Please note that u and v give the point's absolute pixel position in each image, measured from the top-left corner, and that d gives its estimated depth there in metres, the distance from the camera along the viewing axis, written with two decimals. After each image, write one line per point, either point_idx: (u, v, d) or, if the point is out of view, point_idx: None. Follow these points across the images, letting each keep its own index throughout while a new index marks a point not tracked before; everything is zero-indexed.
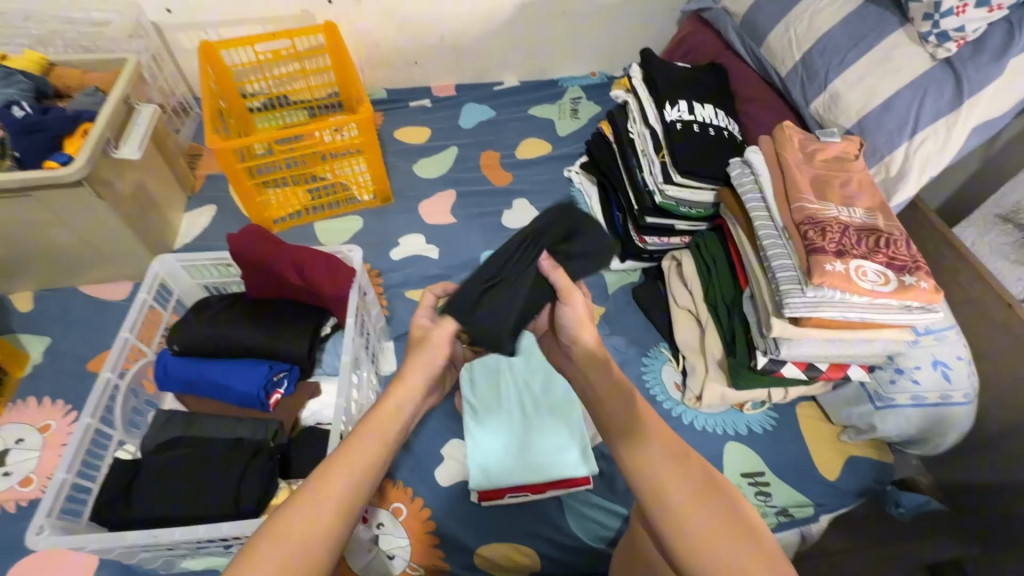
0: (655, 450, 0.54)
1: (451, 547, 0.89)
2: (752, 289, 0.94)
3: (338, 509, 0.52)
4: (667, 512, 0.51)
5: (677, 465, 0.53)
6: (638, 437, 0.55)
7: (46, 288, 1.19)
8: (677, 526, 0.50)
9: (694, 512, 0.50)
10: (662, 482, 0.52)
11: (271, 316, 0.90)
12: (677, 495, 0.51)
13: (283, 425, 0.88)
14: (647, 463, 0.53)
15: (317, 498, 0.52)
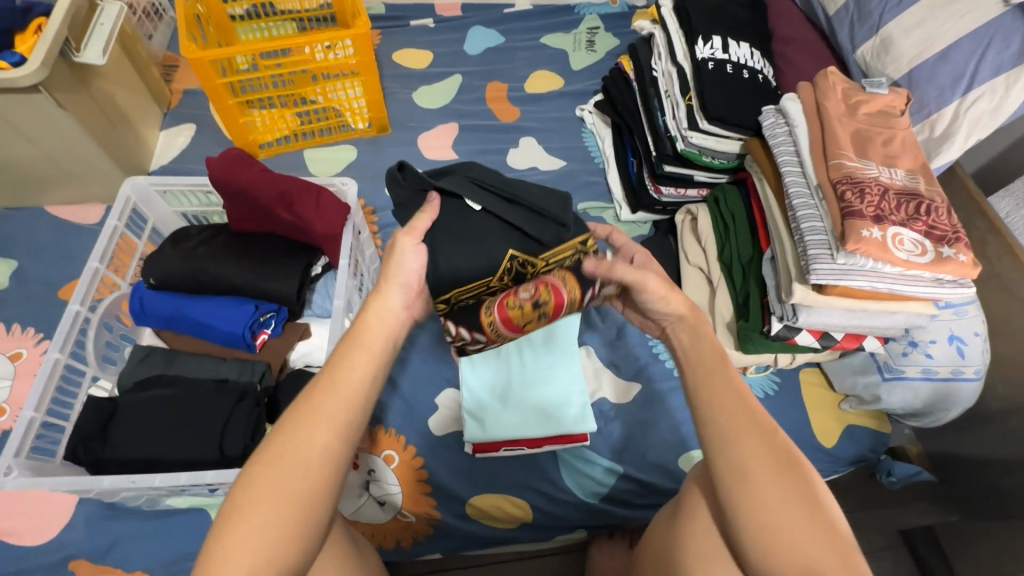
0: (739, 421, 0.53)
1: (444, 497, 0.88)
2: (774, 251, 0.88)
3: (306, 473, 0.48)
4: (742, 485, 0.50)
5: (758, 436, 0.52)
6: (722, 406, 0.54)
7: (9, 206, 1.10)
8: (747, 498, 0.50)
9: (769, 488, 0.50)
10: (740, 454, 0.51)
11: (255, 252, 0.82)
12: (756, 469, 0.51)
13: (271, 368, 0.83)
14: (727, 431, 0.53)
15: (300, 430, 0.50)
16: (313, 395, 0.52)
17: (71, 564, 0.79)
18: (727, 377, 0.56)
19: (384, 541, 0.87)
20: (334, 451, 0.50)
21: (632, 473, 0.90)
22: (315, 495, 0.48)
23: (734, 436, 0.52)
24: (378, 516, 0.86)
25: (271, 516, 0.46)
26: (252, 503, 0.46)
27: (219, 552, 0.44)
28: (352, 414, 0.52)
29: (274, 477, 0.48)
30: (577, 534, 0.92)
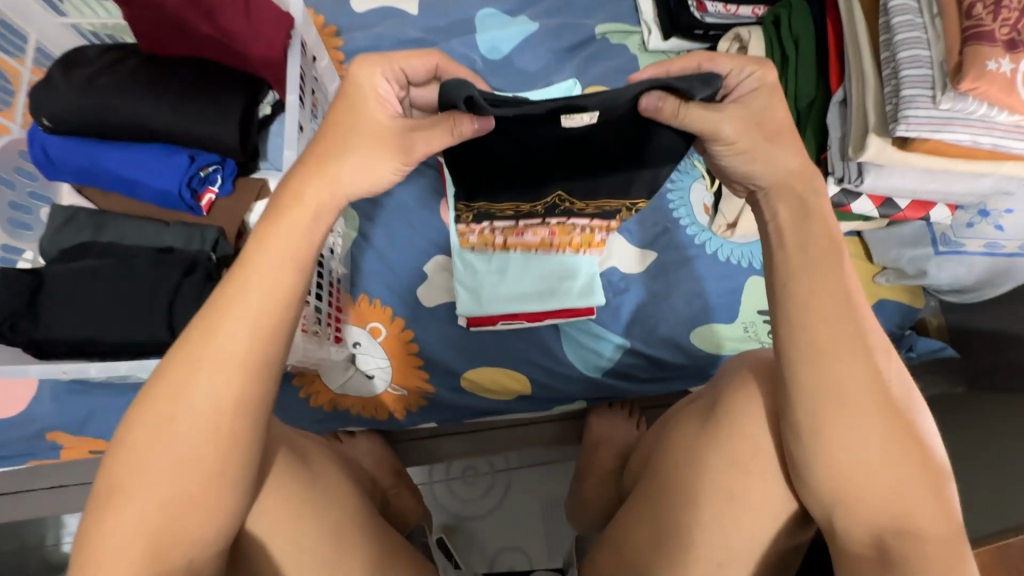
0: (841, 342, 0.43)
1: (437, 370, 0.82)
2: (845, 92, 0.69)
3: (205, 440, 0.40)
4: (837, 413, 0.42)
5: (864, 356, 0.42)
6: (822, 323, 0.43)
7: None
8: (835, 434, 0.42)
9: (866, 424, 0.42)
10: (835, 380, 0.42)
11: (176, 82, 0.63)
12: (857, 394, 0.42)
13: (225, 233, 0.70)
14: (822, 357, 0.43)
15: (186, 386, 0.41)
16: (209, 332, 0.42)
17: (49, 435, 0.77)
18: (830, 282, 0.44)
19: (375, 414, 0.83)
20: (226, 408, 0.41)
21: (638, 347, 0.84)
22: (222, 456, 0.41)
23: (833, 353, 0.42)
24: (367, 390, 0.81)
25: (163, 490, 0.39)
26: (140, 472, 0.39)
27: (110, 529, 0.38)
28: (257, 360, 0.42)
29: (162, 449, 0.40)
30: (576, 405, 0.88)
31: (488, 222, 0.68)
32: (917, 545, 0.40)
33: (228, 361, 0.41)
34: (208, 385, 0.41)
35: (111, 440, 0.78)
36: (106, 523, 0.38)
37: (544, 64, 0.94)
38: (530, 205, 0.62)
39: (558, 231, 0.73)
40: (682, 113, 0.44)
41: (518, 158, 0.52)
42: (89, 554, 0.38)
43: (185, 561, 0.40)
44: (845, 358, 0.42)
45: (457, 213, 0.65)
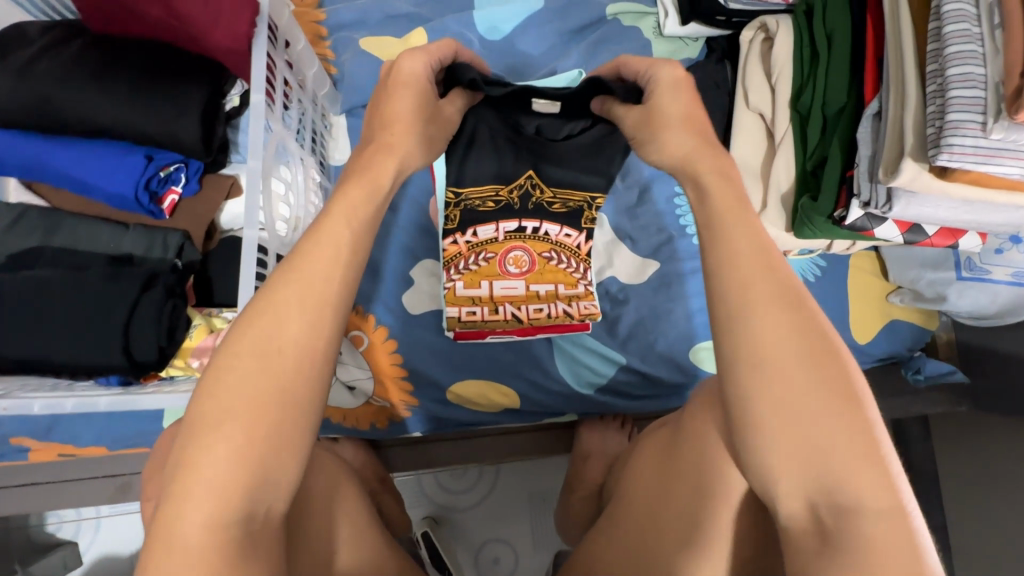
0: (759, 295, 0.35)
1: (422, 382, 0.78)
2: (880, 105, 0.62)
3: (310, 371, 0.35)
4: (753, 374, 0.34)
5: (782, 306, 0.35)
6: (747, 270, 0.36)
7: None
8: (764, 390, 0.33)
9: (797, 374, 0.33)
10: (759, 331, 0.34)
11: (126, 70, 0.55)
12: (774, 351, 0.34)
13: (192, 237, 0.64)
14: (749, 307, 0.35)
15: (288, 305, 0.35)
16: (301, 255, 0.37)
17: (14, 440, 0.74)
18: (755, 231, 0.38)
19: (358, 423, 0.80)
20: (318, 341, 0.36)
21: (633, 364, 0.80)
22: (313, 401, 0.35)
23: (746, 307, 0.35)
24: (347, 401, 0.78)
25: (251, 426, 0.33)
26: (221, 403, 0.33)
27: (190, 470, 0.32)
28: (337, 295, 0.37)
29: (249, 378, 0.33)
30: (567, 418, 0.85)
31: (471, 229, 0.72)
32: (859, 522, 0.31)
33: (326, 288, 0.36)
34: (303, 315, 0.35)
35: (80, 445, 0.76)
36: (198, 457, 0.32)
37: (547, 47, 0.85)
38: (505, 192, 0.69)
39: (538, 263, 0.76)
40: (625, 117, 0.48)
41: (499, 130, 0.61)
42: (173, 490, 0.31)
43: (265, 511, 0.33)
44: (758, 309, 0.35)
45: (445, 209, 0.71)
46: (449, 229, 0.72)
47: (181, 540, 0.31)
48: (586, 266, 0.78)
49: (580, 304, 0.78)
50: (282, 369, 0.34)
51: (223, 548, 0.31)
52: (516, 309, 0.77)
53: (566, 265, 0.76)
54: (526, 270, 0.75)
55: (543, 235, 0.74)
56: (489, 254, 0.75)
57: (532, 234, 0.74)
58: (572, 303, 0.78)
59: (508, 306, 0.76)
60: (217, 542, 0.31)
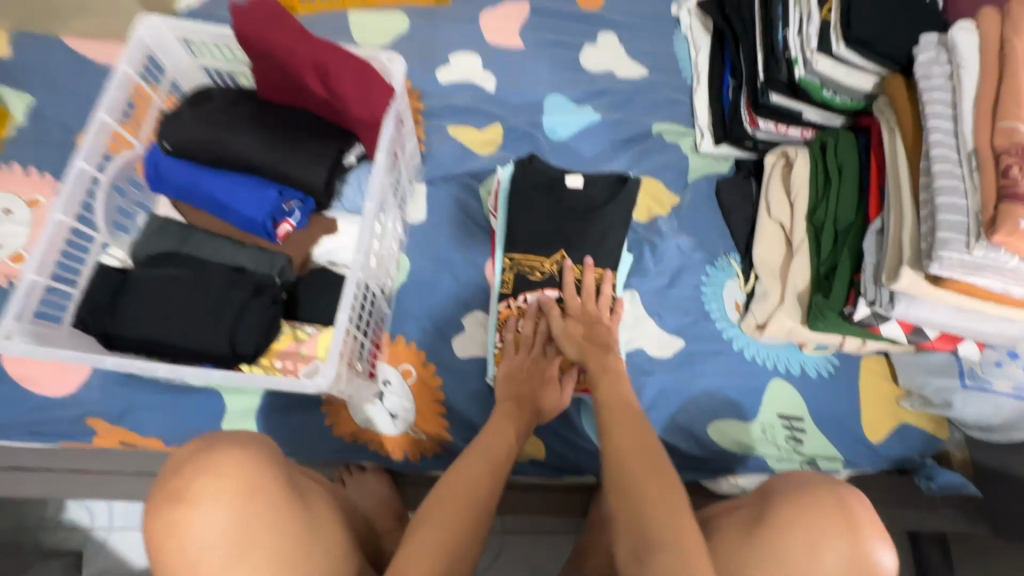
0: (629, 426, 0.64)
1: (458, 422, 0.85)
2: (883, 222, 0.74)
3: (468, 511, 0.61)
4: (620, 470, 0.59)
5: (636, 436, 0.63)
6: (618, 416, 0.66)
7: (19, 30, 0.97)
8: (623, 485, 0.58)
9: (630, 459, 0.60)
10: (611, 429, 0.64)
11: (283, 127, 0.71)
12: (631, 458, 0.60)
13: (291, 262, 0.76)
14: (615, 433, 0.63)
15: (450, 500, 0.61)
16: (469, 456, 0.67)
17: (88, 421, 0.82)
18: (622, 403, 0.68)
19: (390, 453, 0.84)
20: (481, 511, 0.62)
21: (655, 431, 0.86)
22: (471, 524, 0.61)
23: (614, 431, 0.64)
24: (389, 429, 0.84)
25: (454, 535, 0.59)
26: (444, 499, 0.62)
27: (433, 520, 0.59)
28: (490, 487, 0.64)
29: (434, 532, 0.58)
30: (585, 478, 0.89)
31: (523, 294, 0.82)
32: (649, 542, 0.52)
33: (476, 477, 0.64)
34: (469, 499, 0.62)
35: (143, 435, 0.82)
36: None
37: (600, 151, 1.02)
38: (548, 265, 0.82)
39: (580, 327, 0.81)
40: None
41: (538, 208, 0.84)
42: None
43: None
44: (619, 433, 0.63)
45: (502, 272, 0.84)
46: (505, 291, 0.83)
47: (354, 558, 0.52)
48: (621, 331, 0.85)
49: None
50: (470, 487, 0.63)
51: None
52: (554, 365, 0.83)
53: None
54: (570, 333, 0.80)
55: None
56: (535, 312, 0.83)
57: None
58: None
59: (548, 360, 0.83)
60: None
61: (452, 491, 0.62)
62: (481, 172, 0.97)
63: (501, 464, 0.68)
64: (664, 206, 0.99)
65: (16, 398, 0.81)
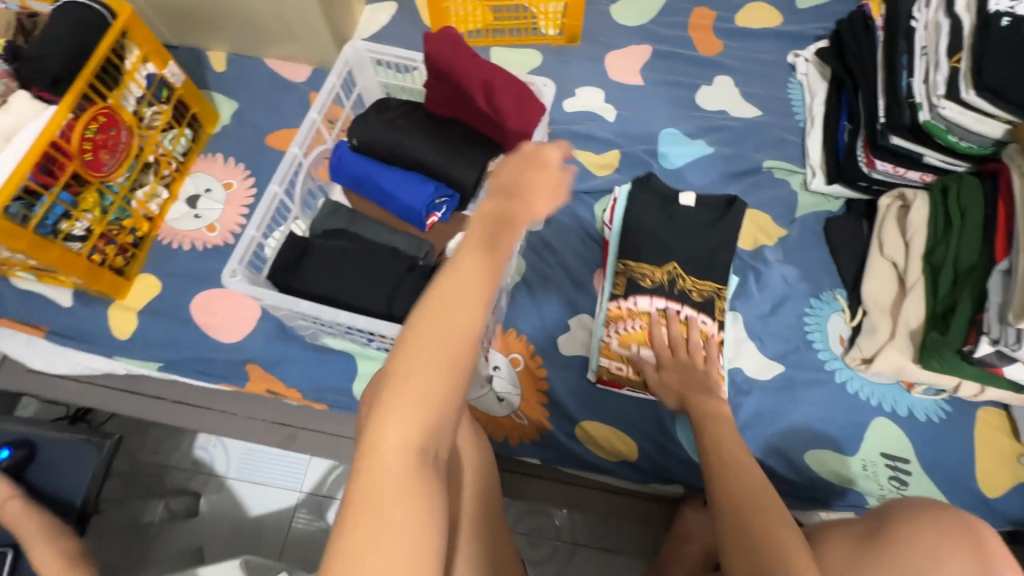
0: (727, 443, 0.70)
1: (557, 412, 0.91)
2: (1011, 263, 0.74)
3: (429, 405, 0.42)
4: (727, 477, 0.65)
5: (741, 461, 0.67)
6: (722, 435, 0.71)
7: (235, 52, 1.21)
8: (720, 490, 0.64)
9: (758, 505, 0.61)
10: (722, 477, 0.65)
11: (446, 134, 0.85)
12: (743, 471, 0.66)
13: (434, 250, 0.87)
14: (719, 443, 0.69)
15: (398, 406, 0.42)
16: (408, 339, 0.43)
17: (247, 366, 0.96)
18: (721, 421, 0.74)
19: (492, 433, 0.93)
20: (440, 397, 0.42)
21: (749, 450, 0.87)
22: (441, 397, 0.42)
23: (724, 452, 0.69)
24: (495, 409, 0.91)
25: (439, 400, 0.42)
26: (414, 359, 0.42)
27: (408, 380, 0.42)
28: (460, 370, 0.43)
29: (408, 393, 0.42)
30: (673, 488, 0.91)
31: (632, 296, 0.91)
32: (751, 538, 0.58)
33: (443, 348, 0.42)
34: (422, 406, 0.42)
35: (287, 386, 0.95)
36: (375, 464, 0.41)
37: (709, 182, 1.09)
38: (658, 273, 0.92)
39: (681, 341, 0.88)
40: None
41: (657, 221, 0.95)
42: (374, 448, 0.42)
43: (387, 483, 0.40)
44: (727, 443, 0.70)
45: (615, 277, 0.94)
46: (616, 292, 0.92)
47: (387, 476, 0.40)
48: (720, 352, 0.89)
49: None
50: (421, 397, 0.42)
51: (411, 473, 0.41)
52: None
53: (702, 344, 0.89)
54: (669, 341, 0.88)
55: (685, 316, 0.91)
56: (640, 322, 0.90)
57: (676, 313, 0.90)
58: None
59: (648, 369, 0.88)
60: (409, 468, 0.41)
61: (417, 357, 0.42)
62: (597, 191, 1.06)
63: (472, 342, 0.43)
64: (771, 237, 1.03)
65: (195, 340, 0.97)
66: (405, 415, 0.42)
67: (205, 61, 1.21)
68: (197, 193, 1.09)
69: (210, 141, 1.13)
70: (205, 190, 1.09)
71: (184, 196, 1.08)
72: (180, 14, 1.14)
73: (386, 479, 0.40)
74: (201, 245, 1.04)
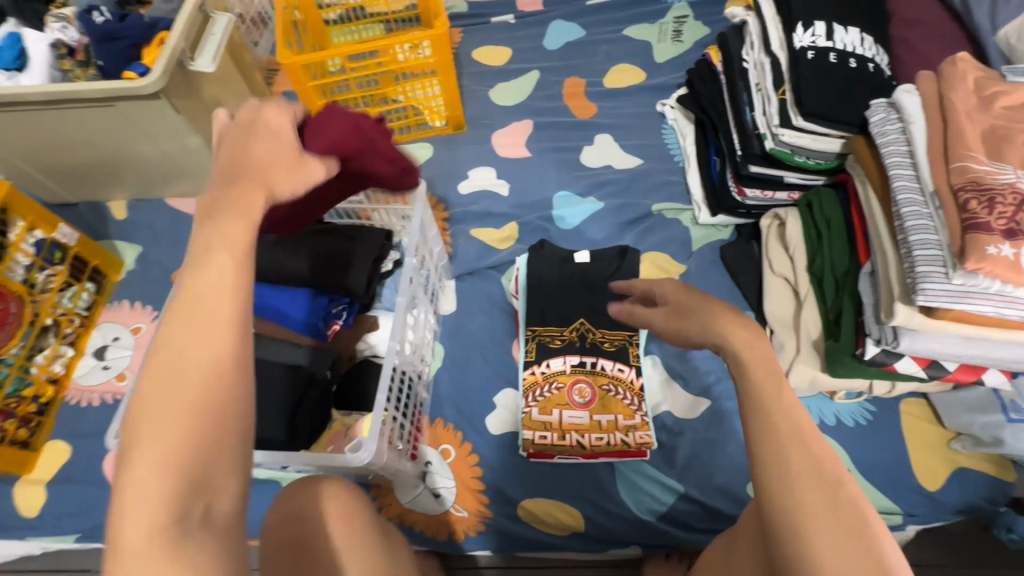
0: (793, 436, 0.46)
1: (496, 497, 0.88)
2: (873, 265, 0.78)
3: (191, 428, 0.35)
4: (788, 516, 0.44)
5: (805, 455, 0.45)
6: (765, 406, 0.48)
7: (135, 198, 1.23)
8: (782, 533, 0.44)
9: (801, 478, 0.44)
10: (768, 406, 0.48)
11: (330, 245, 0.87)
12: (806, 490, 0.44)
13: (341, 357, 0.89)
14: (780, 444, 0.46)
15: (152, 426, 0.35)
16: (158, 352, 0.37)
17: None
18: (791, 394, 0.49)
19: (434, 533, 0.89)
20: (210, 435, 0.36)
21: (692, 494, 0.85)
22: (208, 418, 0.36)
23: (778, 444, 0.46)
24: (432, 507, 0.88)
25: (193, 439, 0.35)
26: (150, 399, 0.36)
27: (148, 425, 0.35)
28: (227, 390, 0.37)
29: (154, 442, 0.35)
30: (630, 551, 0.88)
31: (546, 362, 0.94)
32: None
33: (190, 365, 0.37)
34: (185, 422, 0.35)
35: None
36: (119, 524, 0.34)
37: (607, 233, 1.14)
38: (566, 333, 0.96)
39: (599, 395, 0.91)
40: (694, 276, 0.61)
41: (553, 285, 1.00)
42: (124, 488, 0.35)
43: (148, 528, 0.34)
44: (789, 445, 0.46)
45: (527, 343, 0.96)
46: (529, 359, 0.94)
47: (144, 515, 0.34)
48: (641, 400, 0.91)
49: (635, 434, 0.88)
50: (187, 407, 0.36)
51: (174, 530, 0.34)
52: (580, 437, 0.88)
53: (624, 398, 0.91)
54: (588, 401, 0.90)
55: (601, 369, 0.93)
56: (559, 384, 0.92)
57: (591, 368, 0.93)
58: (628, 433, 0.88)
59: (574, 433, 0.88)
60: (160, 539, 0.34)
61: (159, 381, 0.36)
62: (501, 264, 1.10)
63: (209, 364, 0.37)
64: (673, 275, 1.06)
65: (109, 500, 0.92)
66: (152, 464, 0.35)
67: (105, 211, 1.23)
68: (105, 343, 1.07)
69: (116, 289, 1.13)
70: (112, 339, 1.07)
71: (90, 349, 1.06)
72: (71, 174, 1.16)
73: (128, 548, 0.34)
74: (111, 396, 1.01)
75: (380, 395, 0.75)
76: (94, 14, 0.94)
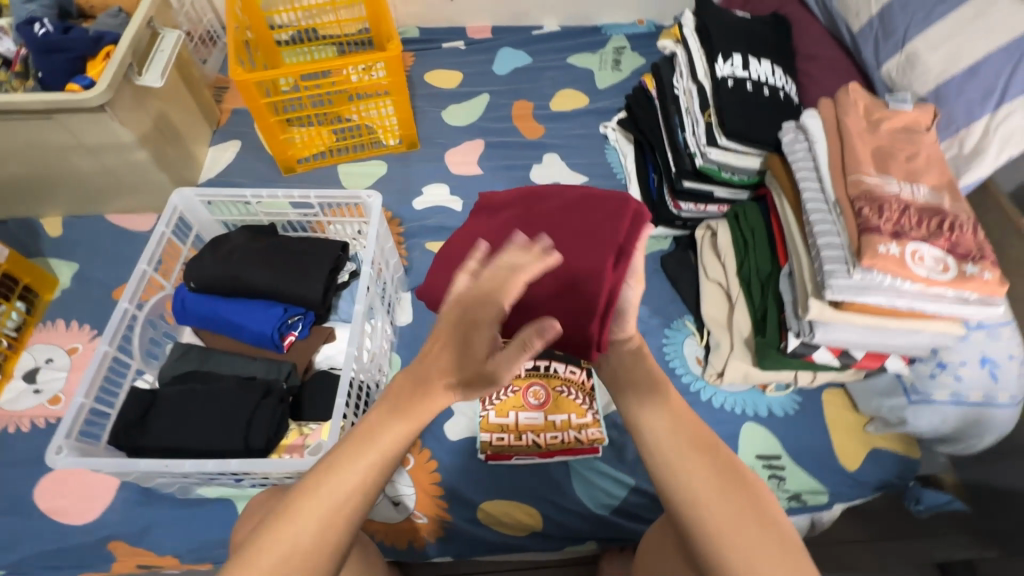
0: (687, 450, 0.57)
1: (455, 501, 0.90)
2: (791, 267, 0.88)
3: (315, 526, 0.52)
4: (692, 497, 0.54)
5: (699, 454, 0.56)
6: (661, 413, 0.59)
7: (72, 214, 1.19)
8: (691, 507, 0.54)
9: (698, 470, 0.55)
10: (663, 411, 0.59)
11: (286, 256, 0.88)
12: (705, 480, 0.55)
13: (296, 368, 0.87)
14: (677, 441, 0.57)
15: (291, 524, 0.52)
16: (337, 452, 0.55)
17: (110, 544, 0.86)
18: (674, 410, 0.59)
19: (395, 541, 0.90)
20: (323, 542, 0.52)
21: (642, 487, 0.90)
22: (330, 529, 0.52)
23: (673, 449, 0.56)
24: (392, 516, 0.89)
25: (319, 537, 0.52)
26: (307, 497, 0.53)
27: (296, 512, 0.52)
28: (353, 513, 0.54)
29: (286, 532, 0.51)
30: (587, 546, 0.92)
31: None
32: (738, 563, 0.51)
33: (334, 498, 0.53)
34: (310, 526, 0.52)
35: (160, 554, 0.86)
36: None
37: None
38: None
39: (553, 396, 0.96)
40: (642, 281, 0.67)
41: None
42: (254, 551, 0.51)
43: None
44: (676, 445, 0.57)
45: None
46: None
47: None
48: (593, 399, 0.96)
49: (588, 431, 0.93)
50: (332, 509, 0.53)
51: None
52: (536, 436, 0.92)
53: (576, 397, 0.95)
54: (542, 403, 0.94)
55: (554, 372, 0.98)
56: (514, 388, 0.96)
57: (544, 371, 0.98)
58: (580, 431, 0.92)
59: (530, 433, 0.92)
60: None
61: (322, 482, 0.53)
62: None
63: (348, 498, 0.53)
64: None
65: (41, 531, 0.86)
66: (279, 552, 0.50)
67: (38, 228, 1.17)
68: (36, 365, 1.01)
69: (49, 309, 1.07)
70: (45, 361, 1.01)
71: (19, 372, 1.00)
72: (1, 190, 1.11)
73: None
74: (43, 421, 0.96)
75: (339, 399, 0.77)
76: (36, 26, 0.95)
